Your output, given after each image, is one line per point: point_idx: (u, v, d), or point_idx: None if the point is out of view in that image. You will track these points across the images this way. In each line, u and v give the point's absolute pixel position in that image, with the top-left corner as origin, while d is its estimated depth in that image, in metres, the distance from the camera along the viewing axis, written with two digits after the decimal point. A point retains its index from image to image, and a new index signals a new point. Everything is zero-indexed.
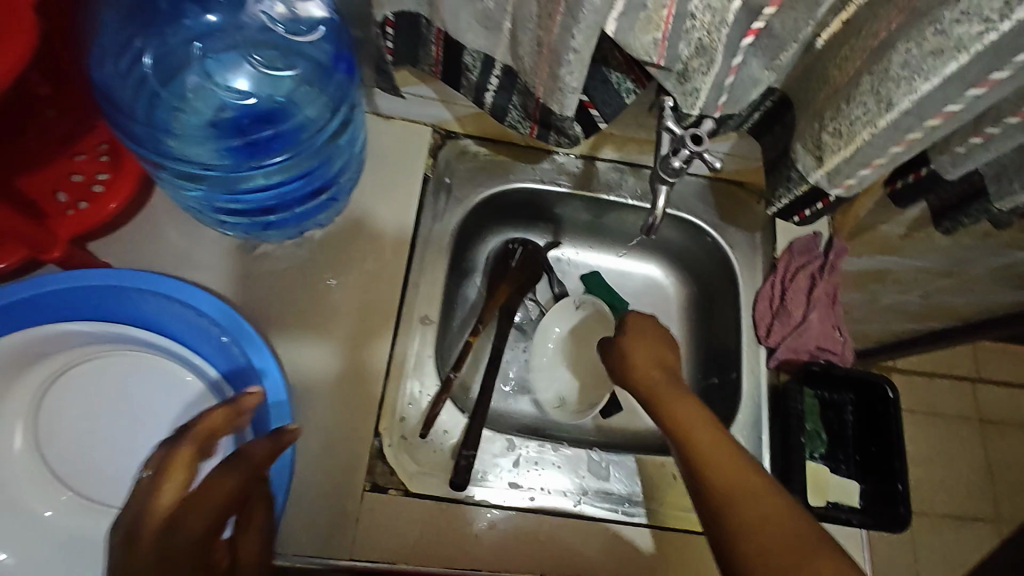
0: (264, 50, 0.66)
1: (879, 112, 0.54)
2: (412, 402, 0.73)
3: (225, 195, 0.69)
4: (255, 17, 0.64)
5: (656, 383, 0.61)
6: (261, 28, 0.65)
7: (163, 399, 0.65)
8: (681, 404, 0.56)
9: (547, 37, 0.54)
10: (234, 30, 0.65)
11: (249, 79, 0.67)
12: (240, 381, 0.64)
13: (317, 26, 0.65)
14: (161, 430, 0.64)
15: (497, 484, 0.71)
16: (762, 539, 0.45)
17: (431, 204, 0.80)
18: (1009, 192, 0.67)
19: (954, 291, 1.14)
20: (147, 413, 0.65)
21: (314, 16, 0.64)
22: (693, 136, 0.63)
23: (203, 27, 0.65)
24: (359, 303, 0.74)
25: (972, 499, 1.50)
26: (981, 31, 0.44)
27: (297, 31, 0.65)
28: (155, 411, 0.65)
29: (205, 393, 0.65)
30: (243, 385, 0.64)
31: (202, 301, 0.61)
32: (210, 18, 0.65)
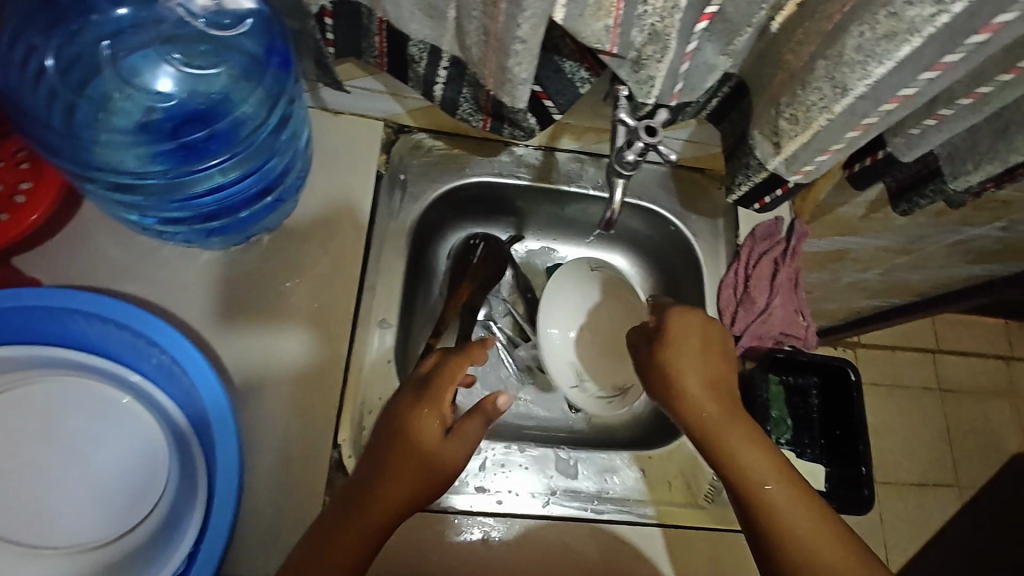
0: (189, 45, 0.61)
1: (834, 98, 0.53)
2: (372, 411, 0.69)
3: (164, 203, 0.64)
4: (172, 9, 0.59)
5: (714, 417, 0.61)
6: (179, 22, 0.60)
7: (99, 426, 0.60)
8: (746, 452, 0.59)
9: (492, 27, 0.51)
10: (151, 25, 0.60)
11: (177, 78, 0.62)
12: (181, 400, 0.60)
13: (244, 18, 0.60)
14: (98, 459, 0.60)
15: (463, 490, 0.69)
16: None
17: (386, 202, 0.77)
18: (964, 172, 0.68)
19: (912, 267, 1.16)
20: (85, 440, 0.60)
21: (240, 8, 0.59)
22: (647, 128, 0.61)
23: (114, 23, 0.59)
24: (313, 310, 0.70)
25: (933, 466, 1.56)
26: (934, 14, 0.43)
27: (222, 25, 0.60)
28: (95, 438, 0.60)
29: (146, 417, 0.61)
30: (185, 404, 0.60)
31: (136, 318, 0.57)
32: (121, 12, 0.59)
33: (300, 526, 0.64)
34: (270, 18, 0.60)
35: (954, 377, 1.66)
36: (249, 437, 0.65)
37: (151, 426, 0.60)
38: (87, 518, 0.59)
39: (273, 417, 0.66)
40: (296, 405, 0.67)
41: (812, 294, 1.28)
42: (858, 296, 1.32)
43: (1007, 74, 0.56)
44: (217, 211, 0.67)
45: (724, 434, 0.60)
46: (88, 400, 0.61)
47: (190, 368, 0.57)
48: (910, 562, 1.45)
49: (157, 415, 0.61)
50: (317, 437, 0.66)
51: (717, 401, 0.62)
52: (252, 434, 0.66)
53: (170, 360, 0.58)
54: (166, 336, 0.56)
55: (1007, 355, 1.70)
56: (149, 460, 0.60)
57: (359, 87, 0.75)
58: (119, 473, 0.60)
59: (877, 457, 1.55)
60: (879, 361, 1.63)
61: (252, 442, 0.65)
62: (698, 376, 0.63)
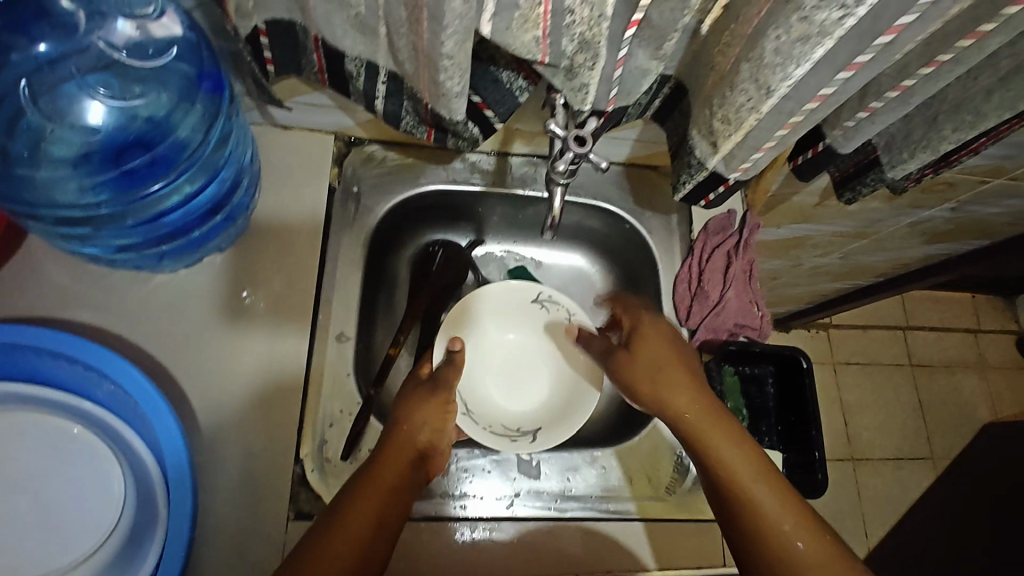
0: (115, 72, 0.60)
1: (760, 98, 0.54)
2: (332, 423, 0.71)
3: (111, 233, 0.64)
4: (93, 43, 0.58)
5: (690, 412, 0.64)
6: (101, 55, 0.59)
7: (48, 466, 0.60)
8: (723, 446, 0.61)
9: (419, 43, 0.51)
10: (74, 58, 0.59)
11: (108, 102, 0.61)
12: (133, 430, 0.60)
13: (169, 47, 0.60)
14: (48, 499, 0.59)
15: (429, 496, 0.71)
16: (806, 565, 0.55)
17: (339, 216, 0.78)
18: (900, 161, 0.69)
19: (872, 250, 1.18)
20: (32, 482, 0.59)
21: (164, 36, 0.59)
22: (577, 137, 0.63)
23: (34, 60, 0.58)
24: (269, 326, 0.71)
25: (906, 440, 1.60)
26: (841, 17, 0.44)
27: (143, 54, 0.59)
28: (42, 480, 0.59)
29: (96, 450, 0.60)
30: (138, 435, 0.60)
31: (80, 348, 0.57)
32: (40, 48, 0.57)
33: (265, 542, 0.64)
34: (197, 43, 0.60)
35: (925, 352, 1.69)
36: (210, 457, 0.66)
37: (104, 454, 0.60)
38: (40, 555, 0.58)
39: (233, 436, 0.67)
40: (255, 424, 0.67)
41: (778, 279, 1.30)
42: (823, 280, 1.35)
43: (927, 68, 0.56)
44: (167, 234, 0.67)
45: (701, 429, 0.63)
46: (36, 432, 0.60)
47: (138, 394, 0.58)
48: (887, 534, 1.50)
49: (109, 442, 0.61)
50: (279, 453, 0.67)
51: (692, 394, 0.65)
52: (213, 454, 0.66)
53: (118, 387, 0.58)
54: (112, 363, 0.57)
55: (976, 328, 1.73)
56: (101, 494, 0.60)
57: (304, 101, 0.74)
58: (71, 511, 0.59)
59: (852, 434, 1.58)
60: (851, 341, 1.66)
61: (213, 462, 0.66)
62: (670, 378, 0.66)
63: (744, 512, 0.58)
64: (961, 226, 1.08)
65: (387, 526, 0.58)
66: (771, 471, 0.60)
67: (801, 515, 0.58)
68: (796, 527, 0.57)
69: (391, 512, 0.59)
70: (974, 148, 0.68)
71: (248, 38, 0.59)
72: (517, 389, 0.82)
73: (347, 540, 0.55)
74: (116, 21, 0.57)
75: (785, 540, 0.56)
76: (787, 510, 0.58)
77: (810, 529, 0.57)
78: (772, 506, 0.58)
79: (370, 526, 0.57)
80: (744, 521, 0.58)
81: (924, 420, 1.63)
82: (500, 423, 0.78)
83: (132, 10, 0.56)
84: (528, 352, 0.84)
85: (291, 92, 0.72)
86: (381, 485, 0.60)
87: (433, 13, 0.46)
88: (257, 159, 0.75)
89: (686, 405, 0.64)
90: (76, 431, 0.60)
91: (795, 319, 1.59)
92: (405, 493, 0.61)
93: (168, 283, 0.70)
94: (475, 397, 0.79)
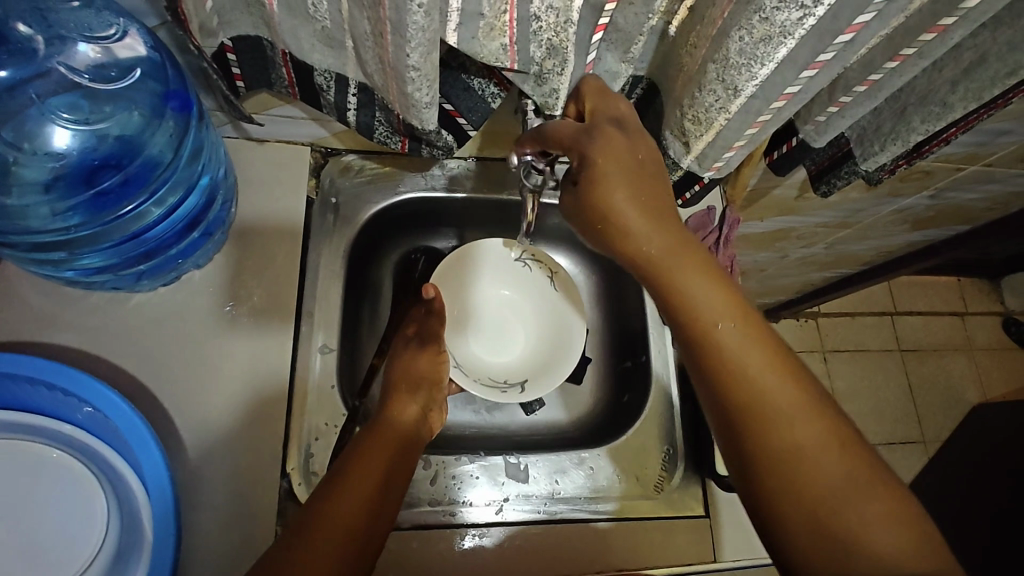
0: (78, 95, 0.60)
1: (728, 99, 0.54)
2: (317, 437, 0.71)
3: (87, 256, 0.63)
4: (52, 69, 0.58)
5: (655, 256, 0.53)
6: (63, 80, 0.59)
7: (27, 495, 0.59)
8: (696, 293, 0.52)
9: (385, 56, 0.51)
10: (36, 82, 0.58)
11: (72, 124, 0.60)
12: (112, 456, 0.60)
13: (133, 69, 0.60)
14: (28, 529, 0.58)
15: (418, 506, 0.71)
16: (788, 417, 0.49)
17: (318, 227, 0.78)
18: (872, 154, 0.69)
19: (855, 239, 1.19)
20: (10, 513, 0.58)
21: (127, 58, 0.59)
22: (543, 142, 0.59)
23: None
24: (251, 341, 0.71)
25: (897, 424, 1.61)
26: (801, 17, 0.45)
27: (107, 76, 0.60)
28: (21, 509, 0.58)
29: (76, 476, 0.60)
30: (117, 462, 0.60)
31: (58, 373, 0.57)
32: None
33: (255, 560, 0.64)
34: (160, 60, 0.60)
35: (913, 337, 1.70)
36: (195, 475, 0.66)
37: (86, 480, 0.60)
38: None
39: (218, 453, 0.67)
40: (240, 441, 0.67)
41: (764, 271, 1.30)
42: (809, 270, 1.35)
43: (892, 62, 0.56)
44: (144, 253, 0.66)
45: (676, 279, 0.52)
46: (15, 460, 0.59)
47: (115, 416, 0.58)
48: None
49: (91, 467, 0.60)
50: (265, 468, 0.67)
51: (665, 236, 0.53)
52: (197, 475, 0.66)
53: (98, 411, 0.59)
54: (88, 388, 0.57)
55: (962, 311, 1.74)
56: (83, 520, 0.59)
57: (280, 115, 0.73)
58: (53, 540, 0.58)
59: None
60: (840, 329, 1.67)
61: (198, 482, 0.66)
62: (637, 201, 0.53)
63: (726, 371, 0.50)
64: (941, 212, 1.08)
65: (386, 495, 0.57)
66: (757, 328, 0.52)
67: (787, 371, 0.51)
68: (782, 388, 0.50)
69: (389, 483, 0.58)
70: (945, 138, 0.69)
71: (215, 55, 0.58)
72: (506, 340, 0.84)
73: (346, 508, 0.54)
74: (77, 44, 0.57)
75: (772, 404, 0.49)
76: (772, 370, 0.50)
77: (800, 392, 0.50)
78: (756, 363, 0.50)
79: (369, 495, 0.56)
80: (726, 382, 0.50)
81: (914, 404, 1.64)
82: (488, 375, 0.80)
83: (92, 32, 0.57)
84: (518, 305, 0.86)
85: (266, 106, 0.71)
86: (380, 456, 0.59)
87: (395, 25, 0.45)
88: (232, 174, 0.74)
89: (654, 251, 0.53)
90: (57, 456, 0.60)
91: (784, 309, 1.61)
92: (395, 470, 0.60)
93: (147, 303, 0.70)
94: (463, 347, 0.82)
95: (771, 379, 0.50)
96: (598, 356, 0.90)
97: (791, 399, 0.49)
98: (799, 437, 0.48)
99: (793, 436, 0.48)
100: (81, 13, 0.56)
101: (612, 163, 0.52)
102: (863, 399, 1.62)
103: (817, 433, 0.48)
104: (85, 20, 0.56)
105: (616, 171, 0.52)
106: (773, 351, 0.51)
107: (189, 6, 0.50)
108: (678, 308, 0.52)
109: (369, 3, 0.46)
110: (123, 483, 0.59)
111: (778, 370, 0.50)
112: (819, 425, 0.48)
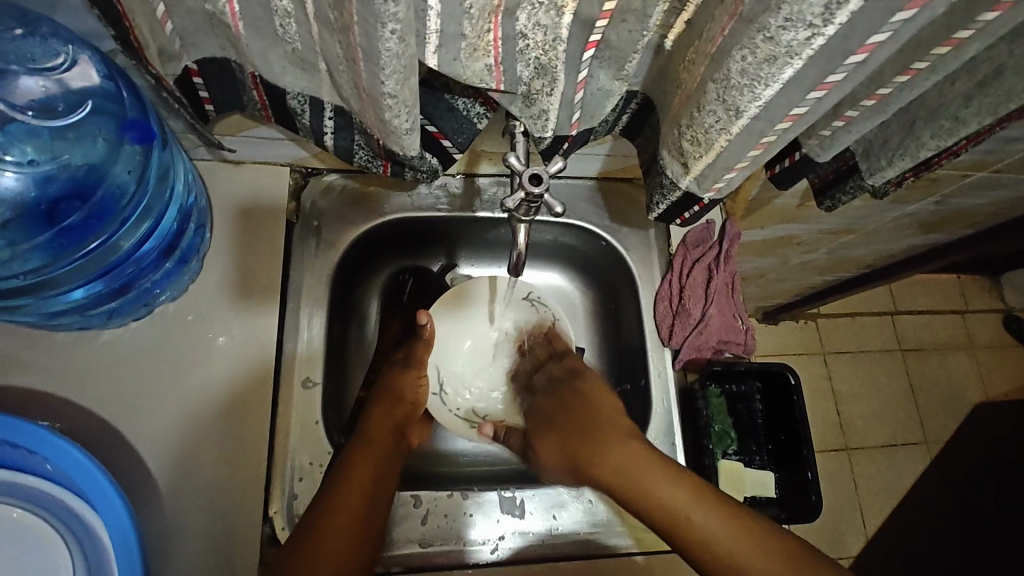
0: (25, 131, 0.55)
1: (729, 120, 0.51)
2: (301, 477, 0.68)
3: (52, 298, 0.60)
4: None
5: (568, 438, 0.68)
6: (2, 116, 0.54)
7: None
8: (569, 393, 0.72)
9: (359, 82, 0.47)
10: None
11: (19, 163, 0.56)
12: (73, 513, 0.56)
13: (84, 101, 0.56)
14: None
15: (410, 546, 0.69)
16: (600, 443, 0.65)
17: (298, 251, 0.74)
18: (880, 169, 0.66)
19: (858, 244, 1.15)
20: None
21: (77, 89, 0.55)
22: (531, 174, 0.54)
23: None
24: (229, 376, 0.68)
25: (900, 426, 1.58)
26: (808, 37, 0.41)
27: (54, 110, 0.55)
28: None
29: (35, 536, 0.56)
30: (79, 519, 0.56)
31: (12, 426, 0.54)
32: None
33: None
34: (114, 89, 0.56)
35: (916, 337, 1.67)
36: (175, 519, 0.63)
37: (47, 539, 0.56)
38: None
39: (198, 497, 0.64)
40: (219, 483, 0.65)
41: (765, 275, 1.26)
42: (810, 274, 1.31)
43: (903, 76, 0.53)
44: (115, 290, 0.63)
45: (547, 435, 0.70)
46: None
47: (76, 469, 0.55)
48: (885, 522, 1.48)
49: (52, 525, 0.56)
50: (247, 509, 0.65)
51: (570, 441, 0.67)
52: (177, 518, 0.63)
53: (56, 467, 0.56)
54: (47, 444, 0.55)
55: (963, 309, 1.71)
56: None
57: (255, 136, 0.68)
58: None
59: (846, 424, 1.56)
60: (842, 332, 1.64)
61: (177, 527, 0.63)
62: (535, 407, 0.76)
63: (614, 479, 0.62)
64: (947, 216, 1.04)
65: (375, 501, 0.62)
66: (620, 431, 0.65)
67: (665, 468, 0.61)
68: (669, 485, 0.60)
69: (382, 488, 0.64)
70: (954, 151, 0.65)
71: (180, 78, 0.55)
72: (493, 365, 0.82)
73: (345, 514, 0.60)
74: (20, 77, 0.53)
75: (663, 500, 0.59)
76: (653, 470, 0.61)
77: (674, 472, 0.61)
78: (637, 465, 0.62)
79: (358, 512, 0.61)
80: (626, 489, 0.61)
81: (918, 406, 1.61)
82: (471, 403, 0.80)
83: (37, 62, 0.52)
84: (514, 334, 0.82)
85: (238, 129, 0.67)
86: (375, 459, 0.65)
87: (367, 52, 0.42)
88: (204, 196, 0.71)
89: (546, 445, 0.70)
90: (13, 516, 0.56)
91: (782, 312, 1.56)
92: (382, 481, 0.64)
93: (117, 340, 0.67)
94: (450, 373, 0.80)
95: (656, 482, 0.60)
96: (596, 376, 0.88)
97: (672, 487, 0.60)
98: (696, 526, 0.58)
99: (708, 536, 0.57)
100: (24, 43, 0.52)
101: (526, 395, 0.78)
102: (864, 401, 1.59)
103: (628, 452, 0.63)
104: (28, 49, 0.52)
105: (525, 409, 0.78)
106: (649, 457, 0.62)
107: (142, 31, 0.48)
108: (586, 460, 0.65)
109: (338, 26, 0.42)
110: (88, 539, 0.56)
111: (657, 474, 0.61)
112: (699, 502, 0.59)
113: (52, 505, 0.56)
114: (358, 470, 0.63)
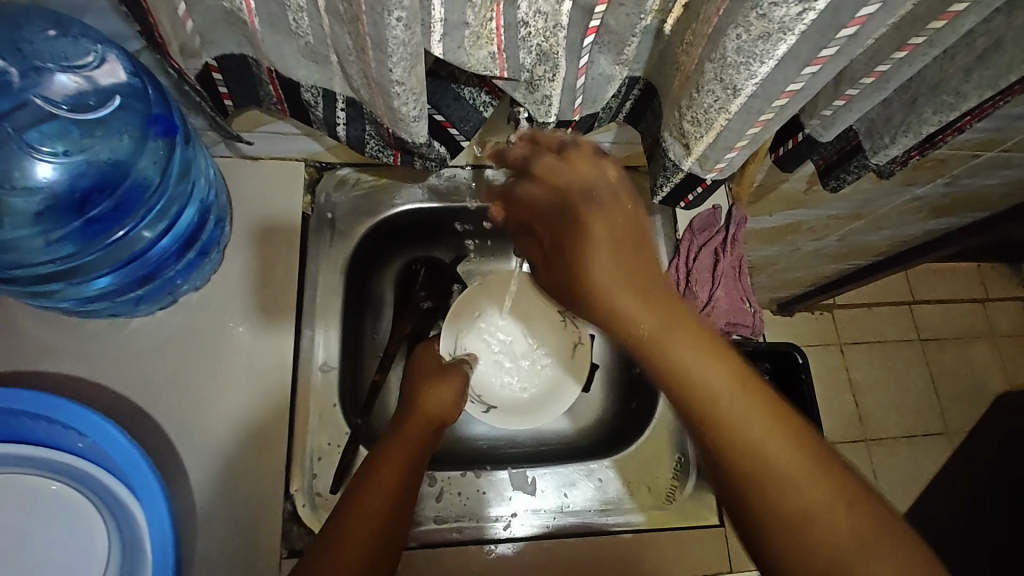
0: (65, 126, 0.58)
1: (727, 99, 0.52)
2: (320, 457, 0.71)
3: (86, 284, 0.64)
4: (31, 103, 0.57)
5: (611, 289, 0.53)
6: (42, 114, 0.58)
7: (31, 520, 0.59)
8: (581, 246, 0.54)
9: (368, 71, 0.49)
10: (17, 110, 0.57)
11: (53, 154, 0.58)
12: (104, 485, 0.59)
13: (112, 96, 0.58)
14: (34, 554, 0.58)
15: (426, 522, 0.71)
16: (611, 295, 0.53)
17: (315, 244, 0.77)
18: (883, 147, 0.66)
19: (869, 231, 1.14)
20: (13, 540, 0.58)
21: (105, 86, 0.58)
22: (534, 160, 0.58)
23: None
24: (250, 362, 0.70)
25: (920, 415, 1.57)
26: (800, 12, 0.42)
27: (85, 106, 0.58)
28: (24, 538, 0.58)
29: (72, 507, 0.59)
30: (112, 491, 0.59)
31: (48, 406, 0.57)
32: None
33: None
34: (140, 86, 0.59)
35: (934, 325, 1.65)
36: (199, 496, 0.66)
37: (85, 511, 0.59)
38: None
39: (222, 476, 0.67)
40: (242, 464, 0.67)
41: (776, 265, 1.26)
42: (824, 262, 1.31)
43: (900, 52, 0.53)
44: (143, 277, 0.66)
45: (644, 331, 0.51)
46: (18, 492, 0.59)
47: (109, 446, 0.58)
48: (906, 510, 1.47)
49: (91, 496, 0.59)
50: (269, 489, 0.67)
51: (618, 264, 0.53)
52: (202, 493, 0.66)
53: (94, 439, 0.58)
54: (84, 419, 0.57)
55: (983, 297, 1.69)
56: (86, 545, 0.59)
57: (270, 132, 0.71)
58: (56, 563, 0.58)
59: (864, 412, 1.55)
60: (858, 321, 1.62)
61: (202, 503, 0.66)
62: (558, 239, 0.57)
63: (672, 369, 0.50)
64: (958, 200, 1.04)
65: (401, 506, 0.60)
66: (743, 374, 0.50)
67: (767, 395, 0.50)
68: (774, 436, 0.47)
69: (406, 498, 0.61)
70: (959, 127, 0.66)
71: (200, 73, 0.57)
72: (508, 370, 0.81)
73: (378, 503, 0.59)
74: (55, 74, 0.56)
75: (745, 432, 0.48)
76: (702, 352, 0.50)
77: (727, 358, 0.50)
78: (721, 377, 0.49)
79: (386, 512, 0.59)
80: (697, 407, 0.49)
81: (938, 395, 1.59)
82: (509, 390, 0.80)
83: (70, 61, 0.55)
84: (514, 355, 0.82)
85: (256, 124, 0.70)
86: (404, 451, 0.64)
87: (376, 41, 0.44)
88: (226, 193, 0.74)
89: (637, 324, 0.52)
90: (53, 488, 0.59)
91: (796, 303, 1.55)
92: (410, 480, 0.62)
93: (145, 327, 0.70)
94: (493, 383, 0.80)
95: (755, 420, 0.48)
96: (605, 363, 0.86)
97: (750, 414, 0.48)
98: (814, 517, 0.45)
99: (828, 536, 0.45)
100: (59, 43, 0.55)
101: (594, 226, 0.54)
102: (882, 389, 1.58)
103: (650, 317, 0.51)
104: (63, 48, 0.55)
105: (595, 235, 0.54)
106: (755, 393, 0.49)
107: (164, 28, 0.50)
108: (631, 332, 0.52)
109: (349, 17, 0.45)
110: (121, 511, 0.59)
111: (757, 403, 0.48)
112: (827, 485, 0.47)
113: (87, 478, 0.59)
114: (383, 472, 0.61)
